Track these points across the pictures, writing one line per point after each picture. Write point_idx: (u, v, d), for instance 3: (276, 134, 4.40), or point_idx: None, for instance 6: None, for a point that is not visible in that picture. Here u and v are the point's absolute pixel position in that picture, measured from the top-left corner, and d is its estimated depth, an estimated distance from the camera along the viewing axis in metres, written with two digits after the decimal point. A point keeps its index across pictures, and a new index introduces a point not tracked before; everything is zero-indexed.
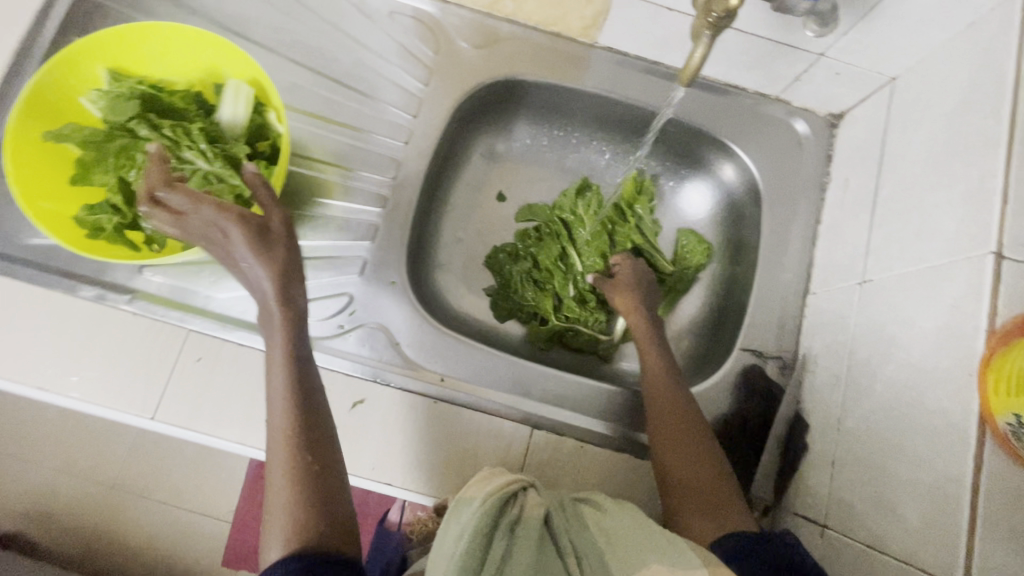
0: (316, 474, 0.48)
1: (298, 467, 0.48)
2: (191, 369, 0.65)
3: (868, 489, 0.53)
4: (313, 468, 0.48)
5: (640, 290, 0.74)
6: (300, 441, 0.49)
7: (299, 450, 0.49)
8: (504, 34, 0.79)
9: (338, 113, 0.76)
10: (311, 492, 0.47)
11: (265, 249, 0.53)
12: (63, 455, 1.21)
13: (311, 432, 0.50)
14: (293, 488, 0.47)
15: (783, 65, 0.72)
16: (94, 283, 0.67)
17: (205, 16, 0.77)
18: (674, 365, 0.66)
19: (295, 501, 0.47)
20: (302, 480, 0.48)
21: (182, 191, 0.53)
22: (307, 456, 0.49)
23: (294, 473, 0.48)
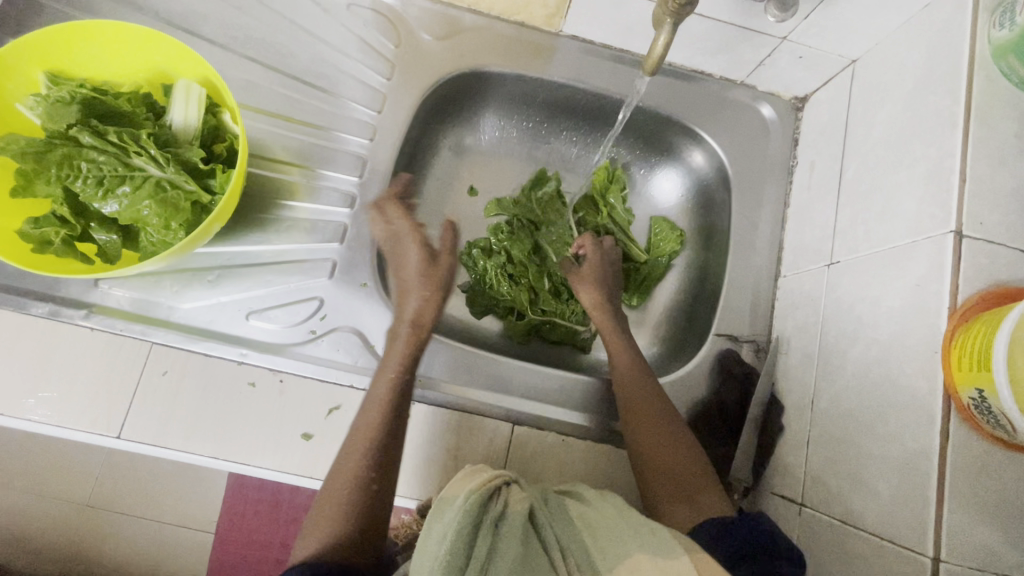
0: (374, 493, 0.53)
1: (364, 483, 0.53)
2: (157, 384, 0.63)
3: (842, 467, 0.55)
4: (372, 486, 0.53)
5: (603, 279, 0.74)
6: (377, 455, 0.55)
7: (369, 465, 0.54)
8: (467, 25, 0.78)
9: (298, 111, 0.74)
10: (361, 510, 0.52)
11: (427, 272, 0.65)
12: (29, 475, 1.16)
13: (393, 450, 0.56)
14: (350, 500, 0.52)
15: (747, 49, 0.72)
16: (46, 298, 0.64)
17: (151, 12, 0.73)
18: (641, 358, 0.68)
19: (348, 508, 0.52)
20: (357, 496, 0.53)
21: (398, 210, 0.69)
22: (372, 473, 0.54)
23: (357, 485, 0.53)
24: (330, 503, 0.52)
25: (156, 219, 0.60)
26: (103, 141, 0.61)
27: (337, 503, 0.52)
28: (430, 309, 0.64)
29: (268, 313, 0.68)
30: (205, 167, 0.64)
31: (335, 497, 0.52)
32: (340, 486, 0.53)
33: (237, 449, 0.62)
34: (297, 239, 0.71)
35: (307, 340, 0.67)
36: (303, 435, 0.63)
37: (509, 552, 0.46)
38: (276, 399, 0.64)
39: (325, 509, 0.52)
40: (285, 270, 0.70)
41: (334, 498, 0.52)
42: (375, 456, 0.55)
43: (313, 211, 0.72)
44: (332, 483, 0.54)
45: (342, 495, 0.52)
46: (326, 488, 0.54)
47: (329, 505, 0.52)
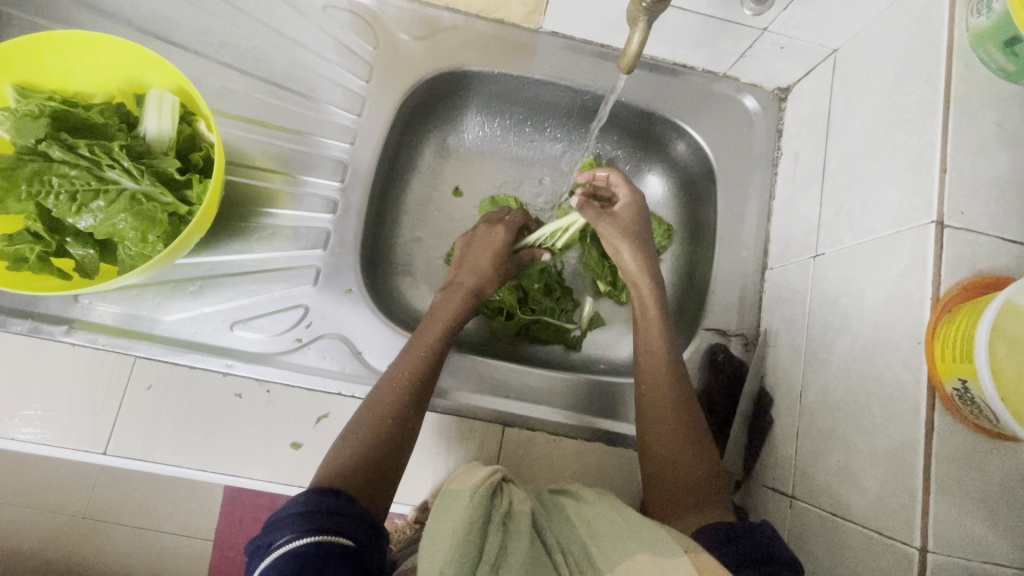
0: (406, 429, 0.57)
1: (402, 418, 0.57)
2: (142, 398, 0.62)
3: (831, 459, 0.55)
4: (407, 423, 0.57)
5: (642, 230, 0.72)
6: (417, 395, 0.59)
7: (409, 402, 0.58)
8: (446, 24, 0.77)
9: (276, 116, 0.73)
10: (391, 443, 0.55)
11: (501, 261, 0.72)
12: (22, 490, 1.15)
13: (427, 394, 0.60)
14: (386, 430, 0.55)
15: (728, 41, 0.72)
16: (25, 315, 0.63)
17: (123, 20, 0.72)
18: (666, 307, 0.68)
19: (382, 440, 0.54)
20: (392, 427, 0.55)
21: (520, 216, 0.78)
22: (409, 411, 0.57)
23: (395, 417, 0.56)
24: (364, 430, 0.55)
25: (131, 232, 0.59)
26: (75, 154, 0.60)
27: (372, 432, 0.54)
28: (487, 282, 0.71)
29: (253, 322, 0.67)
30: (181, 177, 0.63)
31: (371, 426, 0.55)
32: (377, 417, 0.56)
33: (226, 460, 0.61)
34: (280, 247, 0.70)
35: (293, 349, 0.67)
36: (292, 444, 0.62)
37: (521, 548, 0.46)
38: (263, 409, 0.63)
39: (358, 434, 0.54)
40: (269, 278, 0.69)
41: (369, 425, 0.55)
42: (414, 394, 0.58)
43: (295, 217, 0.71)
44: (370, 412, 0.56)
45: (380, 423, 0.55)
46: (359, 424, 0.55)
47: (362, 433, 0.54)
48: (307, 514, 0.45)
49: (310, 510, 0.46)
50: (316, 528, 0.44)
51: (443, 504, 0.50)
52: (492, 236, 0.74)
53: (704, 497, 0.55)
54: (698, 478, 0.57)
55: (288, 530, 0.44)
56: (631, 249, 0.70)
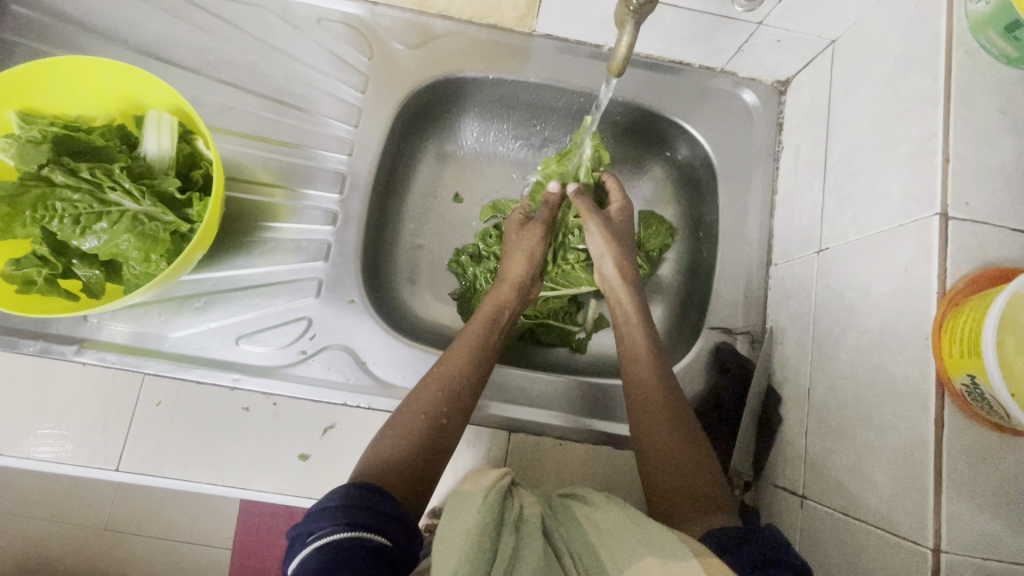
0: (442, 426, 0.56)
1: (436, 415, 0.56)
2: (151, 414, 0.63)
3: (842, 458, 0.54)
4: (442, 421, 0.56)
5: (626, 241, 0.72)
6: (453, 393, 0.58)
7: (443, 399, 0.57)
8: (439, 31, 0.77)
9: (274, 130, 0.74)
10: (427, 442, 0.54)
11: (535, 253, 0.71)
12: (47, 503, 1.17)
13: (469, 395, 0.59)
14: (421, 426, 0.55)
15: (724, 37, 0.71)
16: (36, 336, 0.64)
17: (124, 43, 0.73)
18: (646, 310, 0.68)
19: (419, 439, 0.54)
20: (426, 426, 0.55)
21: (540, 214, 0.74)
22: (443, 408, 0.57)
23: (430, 415, 0.56)
24: (401, 430, 0.55)
25: (135, 252, 0.60)
26: (77, 178, 0.60)
27: (406, 430, 0.55)
28: (530, 286, 0.71)
29: (258, 336, 0.68)
30: (182, 196, 0.64)
31: (406, 424, 0.55)
32: (413, 416, 0.56)
33: (235, 474, 0.62)
34: (282, 260, 0.71)
35: (298, 361, 0.67)
36: (300, 456, 0.63)
37: (534, 549, 0.46)
38: (270, 422, 0.64)
39: (394, 433, 0.55)
40: (272, 292, 0.69)
41: (403, 424, 0.55)
42: (452, 393, 0.58)
43: (296, 230, 0.71)
44: (407, 411, 0.57)
45: (414, 420, 0.55)
46: (398, 423, 0.56)
47: (397, 432, 0.55)
48: (347, 509, 0.46)
49: (348, 505, 0.46)
50: (352, 523, 0.45)
51: (452, 505, 0.50)
52: (528, 235, 0.72)
53: (709, 495, 0.55)
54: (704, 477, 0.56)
55: (326, 523, 0.45)
56: (613, 258, 0.70)
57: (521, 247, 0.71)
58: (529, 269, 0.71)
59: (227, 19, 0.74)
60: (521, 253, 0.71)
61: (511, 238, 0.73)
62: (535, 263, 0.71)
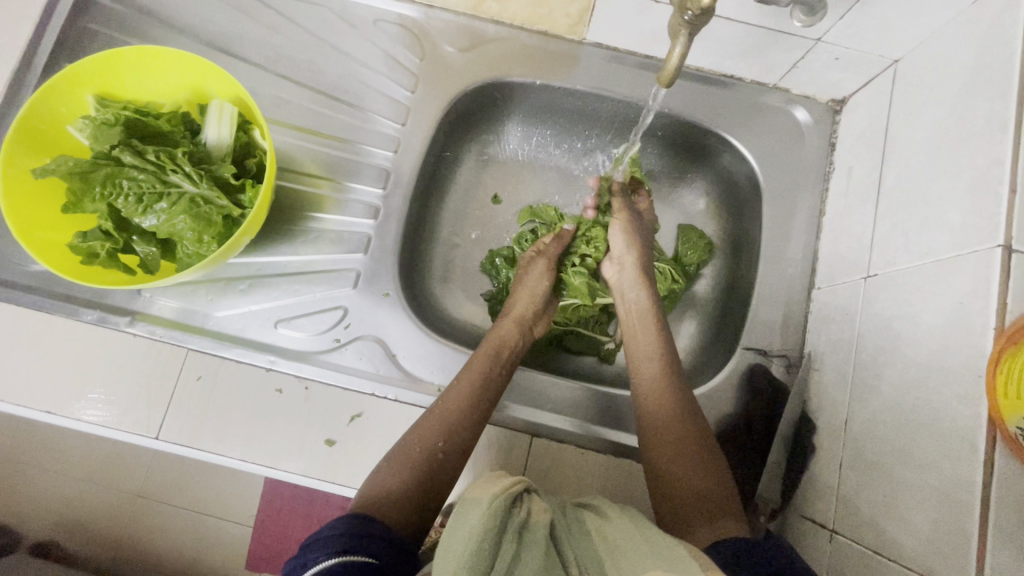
0: (438, 460, 0.56)
1: (432, 449, 0.57)
2: (191, 388, 0.66)
3: (878, 494, 0.51)
4: (438, 454, 0.57)
5: (638, 250, 0.73)
6: (451, 427, 0.59)
7: (441, 433, 0.58)
8: (490, 36, 0.78)
9: (325, 124, 0.76)
10: (423, 473, 0.55)
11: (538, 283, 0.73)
12: (86, 467, 1.25)
13: (467, 429, 0.59)
14: (417, 460, 0.56)
15: (779, 52, 0.69)
16: (95, 306, 0.68)
17: (194, 36, 0.77)
18: (660, 326, 0.68)
19: (416, 472, 0.55)
20: (424, 458, 0.56)
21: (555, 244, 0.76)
22: (440, 441, 0.57)
23: (426, 447, 0.57)
24: (399, 460, 0.56)
25: (189, 233, 0.63)
26: (143, 160, 0.64)
27: (404, 461, 0.56)
28: (530, 321, 0.71)
29: (296, 321, 0.70)
30: (236, 182, 0.66)
31: (403, 456, 0.56)
32: (410, 450, 0.57)
33: (265, 452, 0.64)
34: (324, 249, 0.73)
35: (331, 348, 0.69)
36: (326, 441, 0.65)
37: (533, 564, 0.45)
38: (302, 405, 0.66)
39: (394, 463, 0.56)
40: (312, 280, 0.72)
41: (401, 455, 0.56)
42: (451, 426, 0.59)
43: (338, 221, 0.74)
44: (407, 443, 0.58)
45: (413, 453, 0.56)
46: (397, 454, 0.57)
47: (394, 463, 0.56)
48: (340, 536, 0.47)
49: (336, 534, 0.47)
50: (337, 550, 0.46)
51: (458, 509, 0.49)
52: (535, 269, 0.74)
53: (717, 507, 0.54)
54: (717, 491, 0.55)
55: (319, 552, 0.46)
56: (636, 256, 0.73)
57: (534, 281, 0.73)
58: (533, 306, 0.72)
59: (290, 17, 0.78)
60: (526, 291, 0.72)
61: (520, 270, 0.76)
62: (539, 300, 0.72)
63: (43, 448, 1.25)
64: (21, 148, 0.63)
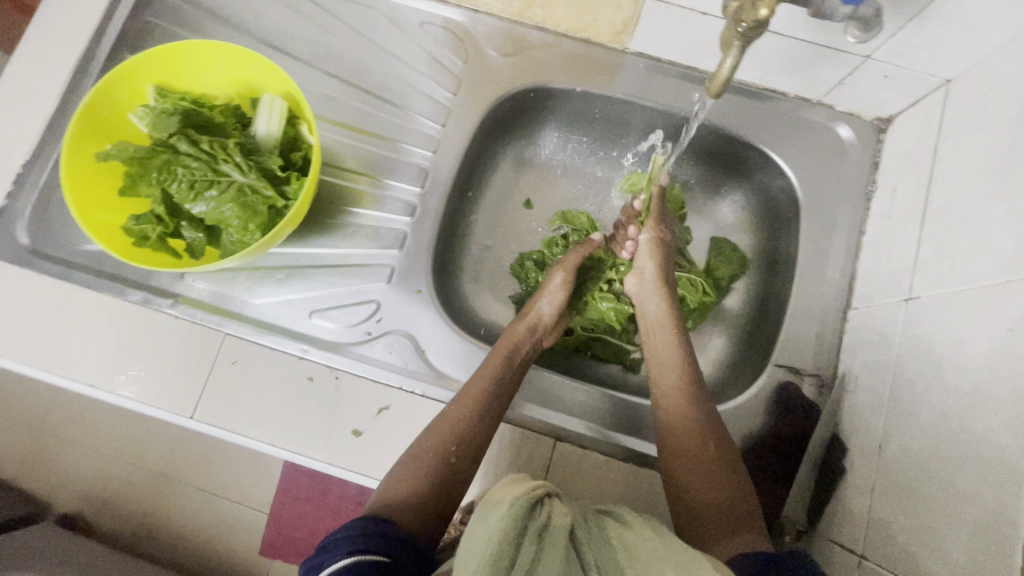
0: (450, 465, 0.57)
1: (445, 455, 0.57)
2: (227, 371, 0.68)
3: (912, 521, 0.50)
4: (451, 459, 0.57)
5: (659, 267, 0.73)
6: (463, 432, 0.59)
7: (454, 438, 0.59)
8: (533, 42, 0.79)
9: (367, 122, 0.78)
10: (436, 477, 0.56)
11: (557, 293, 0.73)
12: (115, 443, 1.31)
13: (479, 435, 0.60)
14: (430, 465, 0.57)
15: (826, 68, 0.69)
16: (141, 287, 0.71)
17: (248, 32, 0.80)
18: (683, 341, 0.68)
19: (429, 476, 0.56)
20: (437, 462, 0.57)
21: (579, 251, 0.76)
22: (453, 446, 0.58)
23: (439, 452, 0.58)
24: (413, 464, 0.57)
25: (236, 220, 0.65)
26: (197, 149, 0.66)
27: (418, 465, 0.56)
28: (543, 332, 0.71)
29: (330, 312, 0.72)
30: (282, 174, 0.69)
31: (417, 460, 0.57)
32: (423, 457, 0.57)
33: (294, 439, 0.66)
34: (360, 244, 0.75)
35: (362, 341, 0.71)
36: (353, 431, 0.66)
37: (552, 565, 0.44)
38: (332, 394, 0.67)
39: (407, 467, 0.57)
40: (348, 273, 0.73)
41: (415, 459, 0.57)
42: (463, 431, 0.59)
43: (375, 217, 0.75)
44: (420, 446, 0.59)
45: (426, 457, 0.57)
46: (411, 457, 0.58)
47: (408, 467, 0.56)
48: (356, 536, 0.48)
49: (351, 535, 0.48)
50: (353, 549, 0.46)
51: (480, 512, 0.49)
52: (557, 277, 0.74)
53: (737, 521, 0.54)
54: (738, 504, 0.55)
55: (335, 552, 0.46)
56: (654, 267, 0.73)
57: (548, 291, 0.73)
58: (548, 316, 0.72)
59: (340, 17, 0.80)
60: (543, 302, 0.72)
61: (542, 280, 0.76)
62: (554, 312, 0.72)
63: (77, 423, 1.31)
64: (84, 132, 0.66)
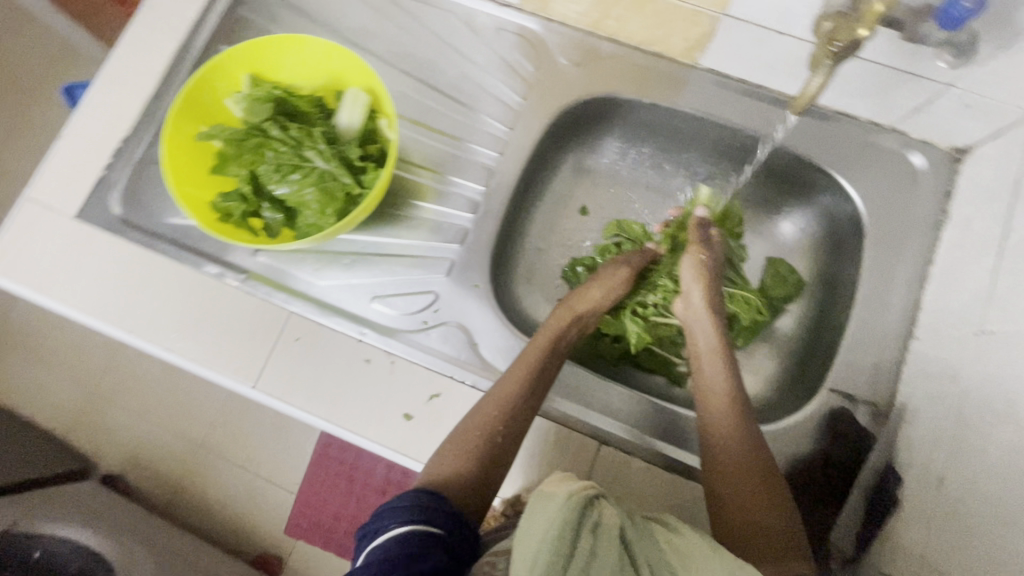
0: (496, 444, 0.59)
1: (489, 433, 0.59)
2: (290, 347, 0.71)
3: (972, 560, 0.49)
4: (496, 439, 0.59)
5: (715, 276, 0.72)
6: (509, 412, 0.61)
7: (499, 418, 0.60)
8: (604, 53, 0.81)
9: (437, 121, 0.81)
10: (483, 457, 0.58)
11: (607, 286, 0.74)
12: (163, 410, 1.39)
13: (523, 416, 0.62)
14: (476, 444, 0.59)
15: (904, 94, 0.68)
16: (218, 261, 0.76)
17: (333, 29, 0.85)
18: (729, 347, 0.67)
19: (475, 457, 0.58)
20: (483, 442, 0.59)
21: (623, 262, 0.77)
22: (499, 426, 0.60)
23: (485, 431, 0.60)
24: (460, 445, 0.59)
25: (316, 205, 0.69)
26: (286, 135, 0.71)
27: (464, 445, 0.59)
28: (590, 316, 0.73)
29: (390, 299, 0.75)
30: (360, 164, 0.72)
31: (463, 439, 0.59)
32: (467, 434, 0.60)
33: (347, 416, 0.69)
34: (422, 236, 0.77)
35: (418, 329, 0.73)
36: (404, 415, 0.68)
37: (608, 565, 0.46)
38: (386, 377, 0.70)
39: (454, 447, 0.59)
40: (409, 264, 0.76)
41: (461, 439, 0.59)
42: (509, 410, 0.61)
43: (439, 212, 0.78)
44: (466, 425, 0.61)
45: (471, 436, 0.59)
46: (458, 436, 0.60)
47: (455, 448, 0.59)
48: (410, 507, 0.51)
49: (406, 505, 0.51)
50: (408, 520, 0.50)
51: (535, 502, 0.49)
52: (615, 276, 0.75)
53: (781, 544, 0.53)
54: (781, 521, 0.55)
55: (391, 521, 0.50)
56: (706, 281, 0.71)
57: (595, 284, 0.74)
58: (596, 306, 0.73)
59: (420, 19, 0.84)
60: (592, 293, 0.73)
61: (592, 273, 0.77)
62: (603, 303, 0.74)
63: (132, 388, 1.40)
64: (185, 112, 0.71)
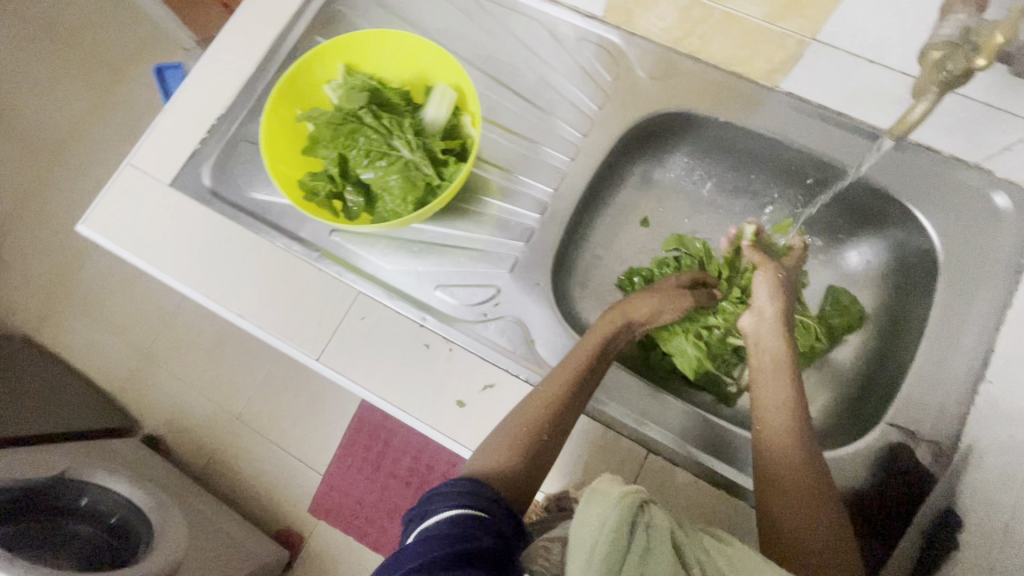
0: (542, 442, 0.60)
1: (537, 431, 0.60)
2: (356, 324, 0.75)
3: None
4: (542, 437, 0.60)
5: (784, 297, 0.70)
6: (558, 414, 0.62)
7: (547, 418, 0.61)
8: (684, 69, 0.82)
9: (513, 122, 0.84)
10: (529, 454, 0.59)
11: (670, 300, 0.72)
12: (209, 379, 1.45)
13: (569, 419, 0.62)
14: (524, 441, 0.60)
15: (995, 132, 0.67)
16: (294, 237, 0.80)
17: (421, 28, 0.88)
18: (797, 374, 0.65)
19: (522, 452, 0.59)
20: (530, 440, 0.60)
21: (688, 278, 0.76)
22: (547, 427, 0.61)
23: (532, 430, 0.61)
24: (509, 438, 0.60)
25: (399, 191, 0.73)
26: (376, 123, 0.75)
27: (512, 439, 0.60)
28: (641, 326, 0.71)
29: (452, 289, 0.77)
30: (441, 157, 0.76)
31: (511, 435, 0.60)
32: (515, 429, 0.61)
33: (403, 397, 0.71)
34: (489, 232, 0.80)
35: (477, 321, 0.75)
36: (458, 402, 0.71)
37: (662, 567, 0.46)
38: (444, 363, 0.72)
39: (503, 440, 0.60)
40: (474, 257, 0.79)
41: (510, 433, 0.61)
42: (557, 412, 0.62)
43: (507, 210, 0.80)
44: (514, 421, 0.62)
45: (519, 432, 0.60)
46: (506, 430, 0.61)
47: (504, 439, 0.60)
48: (462, 492, 0.52)
49: (456, 490, 0.53)
50: (460, 503, 0.51)
51: (588, 499, 0.50)
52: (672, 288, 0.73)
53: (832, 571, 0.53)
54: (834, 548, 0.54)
55: (442, 504, 0.52)
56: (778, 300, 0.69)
57: (655, 292, 0.72)
58: (649, 316, 0.71)
59: (506, 24, 0.87)
60: (650, 302, 0.71)
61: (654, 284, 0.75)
62: (660, 314, 0.71)
63: (183, 355, 1.47)
64: (287, 95, 0.76)
